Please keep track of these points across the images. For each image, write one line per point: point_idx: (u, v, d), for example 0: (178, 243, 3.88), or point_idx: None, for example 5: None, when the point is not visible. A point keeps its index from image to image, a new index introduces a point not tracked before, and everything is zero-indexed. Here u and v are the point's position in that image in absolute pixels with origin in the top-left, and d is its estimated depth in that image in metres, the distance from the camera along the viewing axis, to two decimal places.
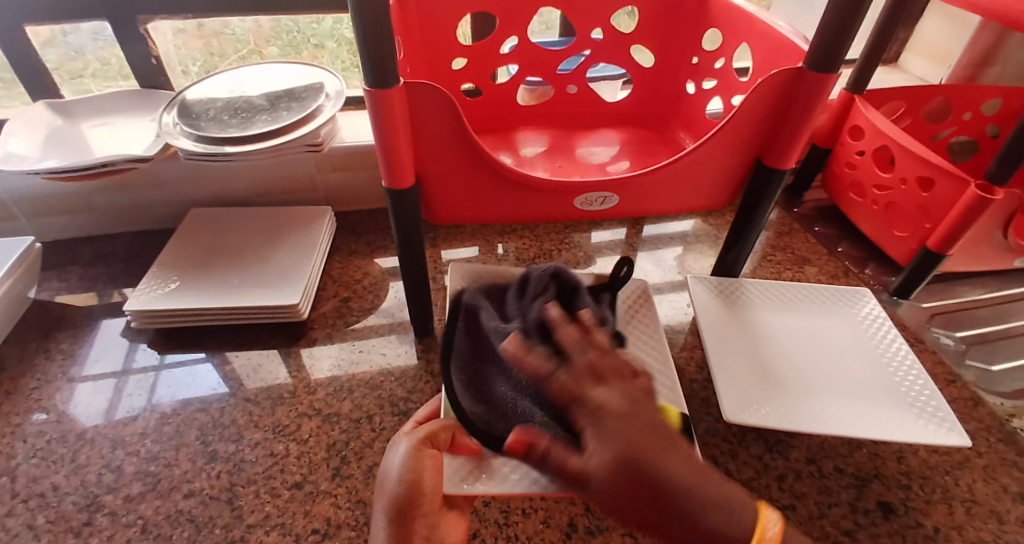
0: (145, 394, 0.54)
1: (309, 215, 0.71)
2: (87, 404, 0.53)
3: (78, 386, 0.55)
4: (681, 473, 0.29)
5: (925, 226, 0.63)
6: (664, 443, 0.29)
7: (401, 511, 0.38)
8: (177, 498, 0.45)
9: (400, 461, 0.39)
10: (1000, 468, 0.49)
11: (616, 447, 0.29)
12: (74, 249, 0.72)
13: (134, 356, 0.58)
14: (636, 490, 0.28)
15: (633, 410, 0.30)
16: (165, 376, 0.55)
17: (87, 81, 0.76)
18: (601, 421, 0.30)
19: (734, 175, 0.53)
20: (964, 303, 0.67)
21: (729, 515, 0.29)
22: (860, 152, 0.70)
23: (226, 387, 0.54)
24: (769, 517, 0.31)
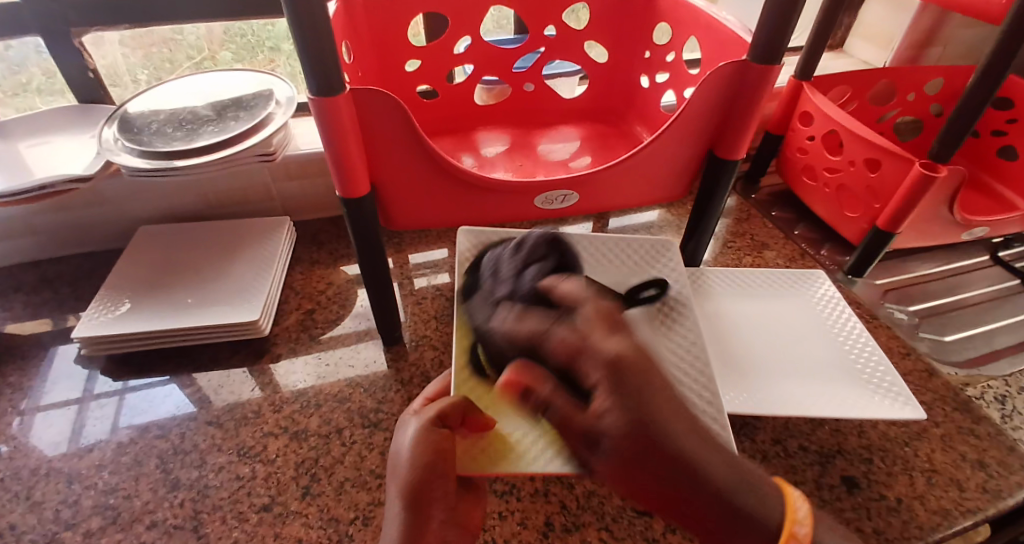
0: (107, 421, 0.52)
1: (268, 226, 0.69)
2: (40, 437, 0.51)
3: (34, 417, 0.53)
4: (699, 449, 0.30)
5: (874, 207, 0.65)
6: (688, 424, 0.31)
7: (415, 499, 0.37)
8: (139, 530, 0.43)
9: (413, 443, 0.38)
10: (957, 436, 0.51)
11: (643, 403, 0.30)
12: (20, 274, 0.69)
13: (90, 383, 0.55)
14: (667, 457, 0.29)
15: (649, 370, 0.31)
16: (126, 403, 0.53)
17: (32, 96, 0.72)
18: (623, 370, 0.30)
19: (688, 167, 0.53)
20: (916, 278, 0.70)
21: (754, 497, 0.31)
22: (811, 137, 0.72)
23: (187, 410, 0.52)
24: (797, 505, 0.32)
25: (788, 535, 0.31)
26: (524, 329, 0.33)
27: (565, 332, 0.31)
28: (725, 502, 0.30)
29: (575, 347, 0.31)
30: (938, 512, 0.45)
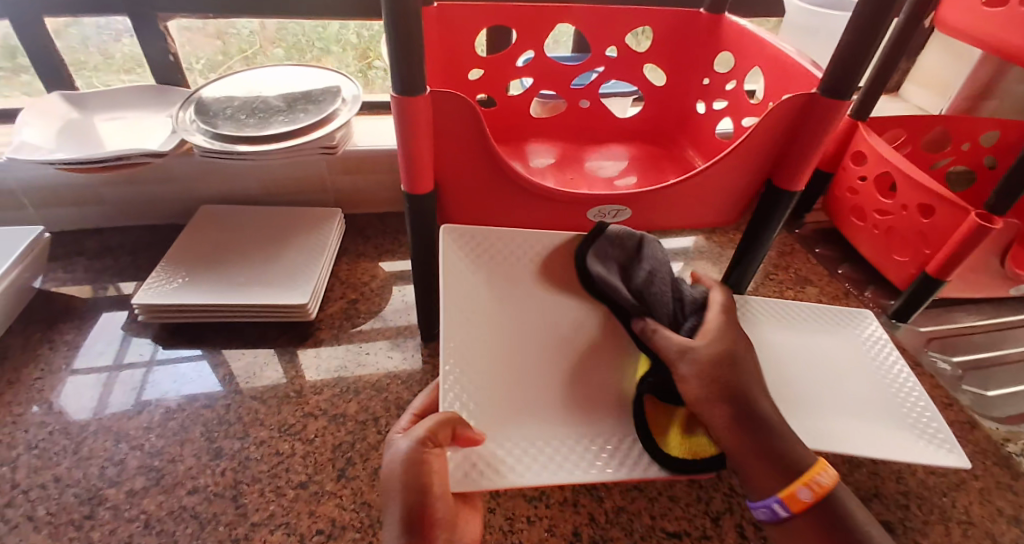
0: (132, 392, 0.53)
1: (319, 216, 0.71)
2: (73, 403, 0.52)
3: (75, 379, 0.54)
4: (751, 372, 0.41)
5: (924, 252, 0.65)
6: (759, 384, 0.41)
7: (416, 524, 0.33)
8: (181, 494, 0.44)
9: (407, 464, 0.35)
10: (996, 490, 0.50)
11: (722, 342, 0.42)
12: (81, 240, 0.72)
13: (125, 352, 0.57)
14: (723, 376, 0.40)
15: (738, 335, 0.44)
16: (153, 377, 0.54)
17: (90, 74, 0.76)
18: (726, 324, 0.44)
19: (744, 195, 0.54)
20: (960, 329, 0.69)
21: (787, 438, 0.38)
22: (862, 177, 0.72)
23: (219, 388, 0.53)
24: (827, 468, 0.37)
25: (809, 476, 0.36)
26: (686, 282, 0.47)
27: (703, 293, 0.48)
28: (756, 425, 0.38)
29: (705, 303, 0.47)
30: None
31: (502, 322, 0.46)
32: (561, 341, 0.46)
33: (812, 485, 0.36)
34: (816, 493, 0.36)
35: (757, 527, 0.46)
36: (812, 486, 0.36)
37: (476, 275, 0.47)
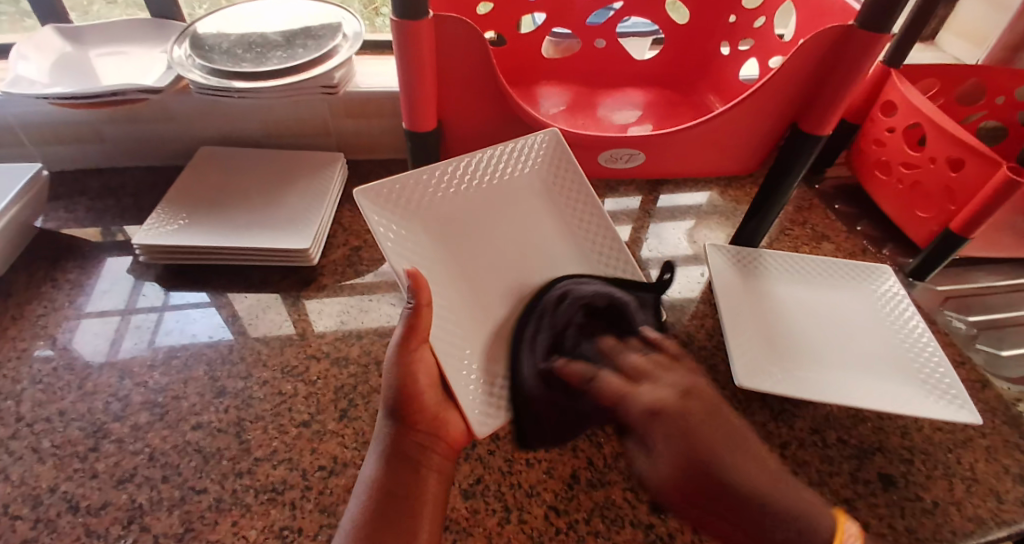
0: (144, 336, 0.52)
1: (322, 160, 0.69)
2: (86, 345, 0.51)
3: (86, 321, 0.54)
4: (733, 470, 0.34)
5: (949, 208, 0.62)
6: (726, 445, 0.35)
7: (397, 410, 0.40)
8: (185, 429, 0.45)
9: (395, 351, 0.41)
10: (1002, 449, 0.49)
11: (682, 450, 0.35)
12: (84, 180, 0.71)
13: (135, 298, 0.56)
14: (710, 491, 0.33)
15: (688, 410, 0.37)
16: (163, 321, 0.53)
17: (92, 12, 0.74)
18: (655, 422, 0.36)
19: (766, 140, 0.51)
20: (978, 289, 0.67)
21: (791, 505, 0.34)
22: (890, 129, 0.68)
23: (228, 336, 0.52)
24: (847, 531, 0.35)
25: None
26: (575, 371, 0.39)
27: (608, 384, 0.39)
28: (759, 529, 0.33)
29: (616, 397, 0.38)
30: (973, 520, 0.44)
31: (437, 266, 0.44)
32: (515, 250, 0.47)
33: None
34: None
35: None
36: None
37: (412, 230, 0.44)
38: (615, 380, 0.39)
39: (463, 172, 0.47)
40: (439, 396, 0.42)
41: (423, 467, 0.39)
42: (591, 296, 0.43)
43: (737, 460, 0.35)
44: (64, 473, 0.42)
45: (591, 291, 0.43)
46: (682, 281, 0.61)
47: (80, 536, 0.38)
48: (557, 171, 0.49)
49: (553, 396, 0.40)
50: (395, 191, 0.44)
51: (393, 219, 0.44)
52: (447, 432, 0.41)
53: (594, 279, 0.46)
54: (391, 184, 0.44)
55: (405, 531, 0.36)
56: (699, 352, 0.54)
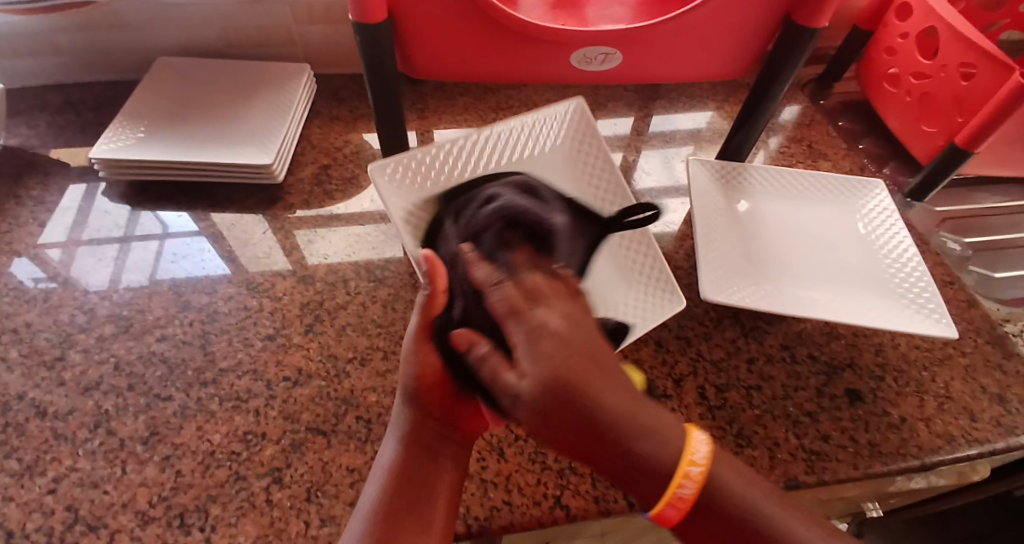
0: (146, 268, 0.50)
1: (287, 71, 0.65)
2: (85, 270, 0.50)
3: (83, 248, 0.52)
4: (613, 405, 0.27)
5: (956, 121, 0.58)
6: (606, 372, 0.28)
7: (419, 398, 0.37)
8: (150, 341, 0.45)
9: (413, 340, 0.37)
10: (982, 369, 0.48)
11: (549, 366, 0.28)
12: (43, 95, 0.67)
13: (134, 225, 0.53)
14: (564, 411, 0.27)
15: (580, 340, 0.29)
16: (164, 251, 0.51)
17: None
18: (538, 341, 0.29)
19: (753, 39, 0.47)
20: (978, 211, 0.64)
21: (655, 439, 0.27)
22: (903, 35, 0.62)
23: (224, 270, 0.50)
24: (698, 440, 0.28)
25: (684, 468, 0.27)
26: (482, 272, 0.32)
27: (507, 291, 0.30)
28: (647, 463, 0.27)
29: (508, 309, 0.30)
30: (942, 436, 0.43)
31: None
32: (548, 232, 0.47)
33: (691, 477, 0.27)
34: (699, 483, 0.27)
35: (719, 389, 0.44)
36: (692, 476, 0.27)
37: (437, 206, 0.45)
38: (512, 287, 0.31)
39: (488, 147, 0.48)
40: (459, 387, 0.38)
41: (441, 457, 0.36)
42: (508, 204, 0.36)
43: (615, 389, 0.28)
44: (32, 380, 0.42)
45: (521, 200, 0.37)
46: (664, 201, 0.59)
47: (48, 438, 0.39)
48: (580, 143, 0.51)
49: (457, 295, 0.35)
50: (413, 174, 0.45)
51: (421, 195, 0.45)
52: (464, 423, 0.38)
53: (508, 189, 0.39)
54: (410, 158, 0.45)
55: (421, 520, 0.33)
56: (675, 272, 0.52)
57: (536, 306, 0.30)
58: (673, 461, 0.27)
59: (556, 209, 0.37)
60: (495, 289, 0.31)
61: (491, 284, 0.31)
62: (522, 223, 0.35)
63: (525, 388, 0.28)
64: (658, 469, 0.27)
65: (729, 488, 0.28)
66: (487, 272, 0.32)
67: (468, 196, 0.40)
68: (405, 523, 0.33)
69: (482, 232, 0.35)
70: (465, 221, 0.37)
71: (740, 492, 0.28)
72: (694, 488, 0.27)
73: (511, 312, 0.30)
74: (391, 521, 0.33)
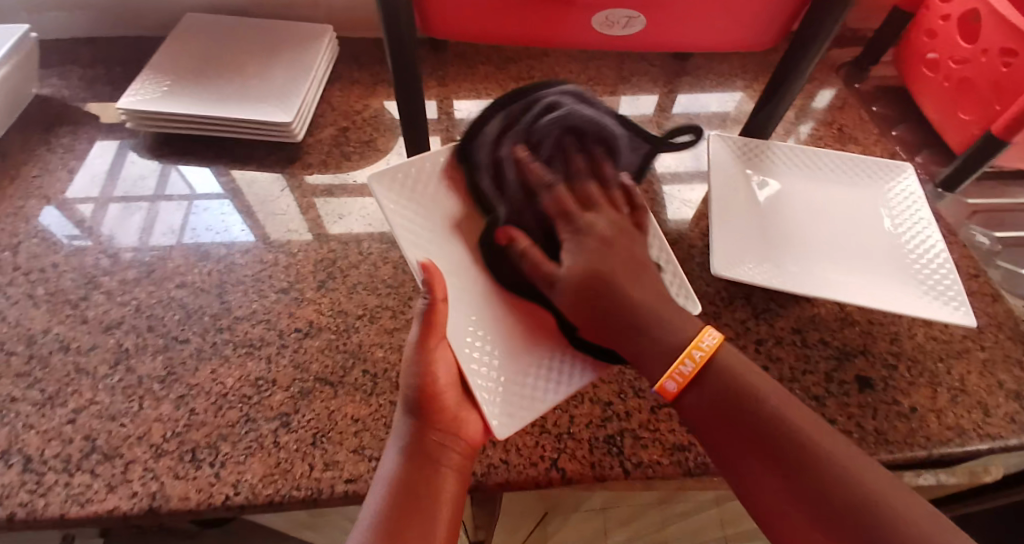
0: (172, 232, 0.50)
1: (311, 33, 0.65)
2: (114, 228, 0.50)
3: (113, 207, 0.52)
4: (639, 294, 0.37)
5: (994, 109, 0.56)
6: (631, 267, 0.39)
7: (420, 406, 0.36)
8: (169, 287, 0.46)
9: (415, 347, 0.37)
10: (1001, 364, 0.47)
11: (588, 259, 0.38)
12: (76, 48, 0.69)
13: (163, 184, 0.54)
14: (595, 296, 0.37)
15: (616, 241, 0.40)
16: (191, 217, 0.51)
17: None
18: (583, 239, 0.39)
19: (782, 9, 0.46)
20: (1013, 206, 0.61)
21: (667, 324, 0.36)
22: (947, 17, 0.60)
23: (250, 241, 0.50)
24: (708, 333, 0.35)
25: (687, 350, 0.35)
26: (537, 175, 0.41)
27: (558, 198, 0.41)
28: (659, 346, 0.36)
29: (557, 213, 0.41)
30: (952, 429, 0.42)
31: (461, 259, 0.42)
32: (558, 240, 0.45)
33: (693, 357, 0.35)
34: (698, 364, 0.35)
35: None
36: (693, 358, 0.35)
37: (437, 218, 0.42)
38: (563, 195, 0.41)
39: None
40: (461, 396, 0.38)
41: (443, 467, 0.35)
42: (576, 111, 0.42)
43: (639, 284, 0.38)
44: (57, 318, 0.44)
45: (583, 112, 0.42)
46: (683, 180, 0.58)
47: (70, 372, 0.41)
48: None
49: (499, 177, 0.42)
50: (414, 180, 0.43)
51: (415, 204, 0.42)
52: (467, 432, 0.37)
53: (569, 95, 0.43)
54: (408, 167, 0.43)
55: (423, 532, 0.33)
56: (688, 250, 0.52)
57: (586, 212, 0.41)
58: (683, 344, 0.35)
59: (609, 112, 0.44)
60: (548, 193, 0.41)
61: (546, 187, 0.41)
62: (584, 131, 0.42)
63: (562, 273, 0.38)
64: (671, 348, 0.35)
65: (728, 369, 0.35)
66: (542, 177, 0.41)
67: (528, 97, 0.43)
68: (407, 535, 0.33)
69: (540, 139, 0.41)
70: (525, 120, 0.42)
71: (741, 379, 0.34)
72: (692, 368, 0.35)
73: (562, 213, 0.40)
74: (394, 531, 0.32)
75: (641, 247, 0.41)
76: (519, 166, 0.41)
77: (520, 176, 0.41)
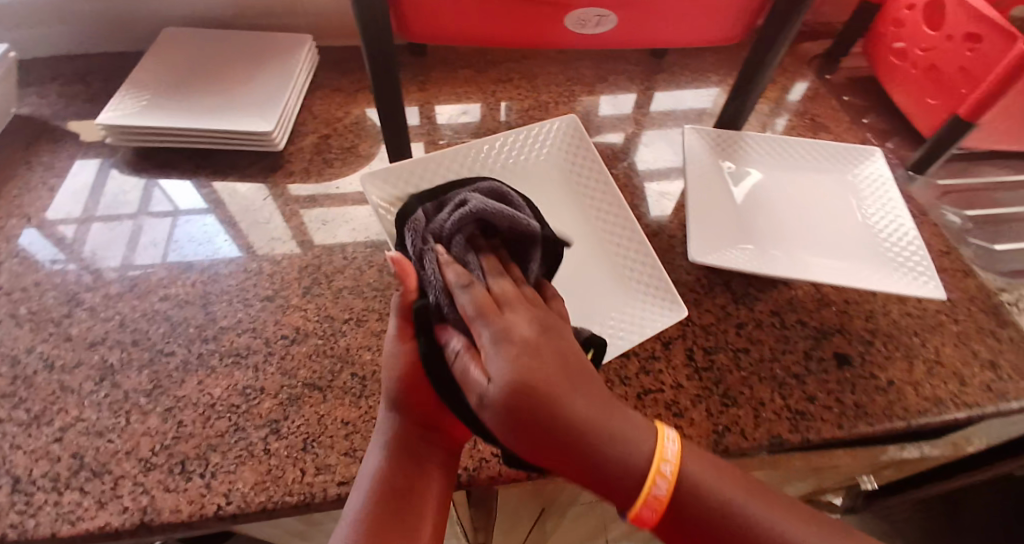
0: (156, 250, 0.50)
1: (289, 43, 0.65)
2: (96, 248, 0.50)
3: (95, 227, 0.52)
4: (580, 409, 0.29)
5: (960, 92, 0.57)
6: (572, 378, 0.30)
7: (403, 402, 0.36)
8: (154, 300, 0.46)
9: (398, 340, 0.37)
10: (975, 335, 0.48)
11: (516, 369, 0.29)
12: (52, 66, 0.68)
13: (148, 201, 0.54)
14: (527, 418, 0.28)
15: (548, 346, 0.31)
16: (174, 235, 0.51)
17: None
18: (503, 347, 0.30)
19: (748, 3, 0.47)
20: (981, 185, 0.63)
21: (617, 442, 0.29)
22: (910, 5, 0.61)
23: (238, 257, 0.49)
24: (667, 436, 0.30)
25: (655, 468, 0.29)
26: (452, 274, 0.34)
27: (475, 295, 0.33)
28: (609, 467, 0.28)
29: (475, 312, 0.32)
30: (930, 400, 0.44)
31: None
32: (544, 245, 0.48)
33: (665, 475, 0.29)
34: (671, 483, 0.29)
35: (707, 351, 0.45)
36: (664, 475, 0.29)
37: None
38: (480, 292, 0.33)
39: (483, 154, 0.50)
40: None
41: (426, 462, 0.36)
42: (488, 210, 0.37)
43: (586, 392, 0.30)
44: (41, 336, 0.44)
45: (494, 206, 0.37)
46: (661, 173, 0.59)
47: (56, 390, 0.41)
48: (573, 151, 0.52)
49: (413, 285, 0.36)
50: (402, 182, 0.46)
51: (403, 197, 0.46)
52: (451, 425, 0.37)
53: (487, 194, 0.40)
54: (396, 168, 0.46)
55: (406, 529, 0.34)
56: (668, 241, 0.53)
57: (503, 312, 0.32)
58: (642, 462, 0.29)
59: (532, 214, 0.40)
60: (463, 292, 0.33)
61: (460, 288, 0.34)
62: (498, 228, 0.38)
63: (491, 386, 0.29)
64: (626, 465, 0.29)
65: (695, 484, 0.30)
66: (456, 274, 0.34)
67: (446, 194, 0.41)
68: (392, 532, 0.34)
69: (452, 237, 0.37)
70: (437, 224, 0.38)
71: (714, 493, 0.30)
72: (666, 487, 0.29)
73: (478, 315, 0.32)
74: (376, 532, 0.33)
75: (574, 344, 0.32)
76: (437, 266, 0.36)
77: (436, 274, 0.35)
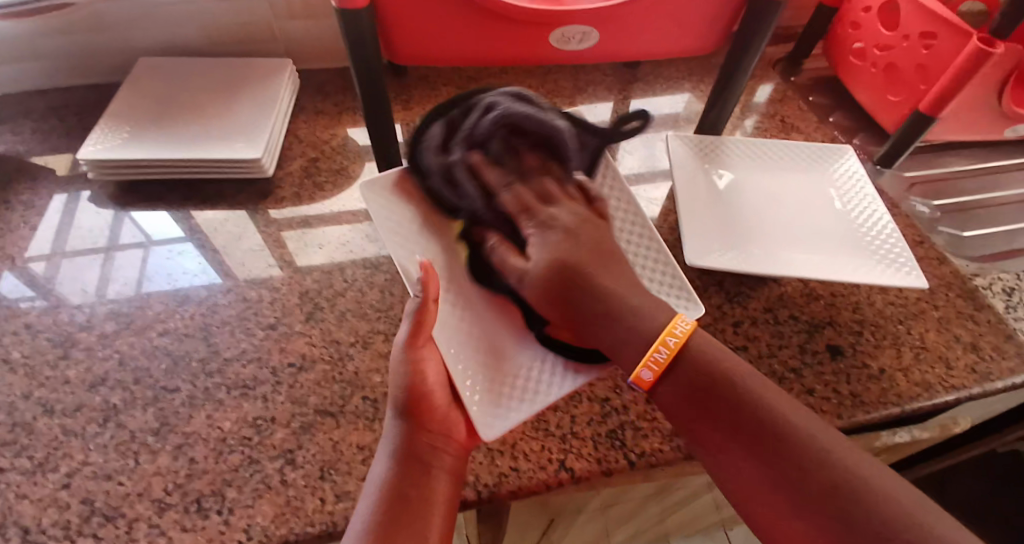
0: (132, 283, 0.49)
1: (269, 68, 0.65)
2: (70, 283, 0.49)
3: (67, 262, 0.51)
4: (609, 285, 0.38)
5: (920, 88, 0.61)
6: (603, 260, 0.40)
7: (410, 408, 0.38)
8: (152, 336, 0.45)
9: (405, 348, 0.39)
10: (955, 320, 0.51)
11: (556, 252, 0.39)
12: (24, 101, 0.66)
13: (117, 234, 0.53)
14: (562, 292, 0.39)
15: (580, 240, 0.40)
16: (149, 263, 0.50)
17: None
18: (547, 234, 0.40)
19: (721, 14, 0.49)
20: (946, 175, 0.67)
21: (642, 309, 0.38)
22: (868, 9, 0.65)
23: (218, 282, 0.49)
24: (682, 319, 0.37)
25: (663, 338, 0.36)
26: (492, 177, 0.42)
27: (517, 196, 0.42)
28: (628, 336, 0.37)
29: (519, 209, 0.41)
30: (919, 384, 0.46)
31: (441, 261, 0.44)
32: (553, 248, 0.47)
33: (665, 345, 0.36)
34: (671, 351, 0.36)
35: None
36: (667, 345, 0.36)
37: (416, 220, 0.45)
38: (524, 195, 0.42)
39: None
40: (449, 397, 0.40)
41: (435, 466, 0.37)
42: (519, 114, 0.43)
43: (615, 274, 0.39)
44: (36, 380, 0.42)
45: (524, 110, 0.43)
46: (648, 180, 0.60)
47: (58, 435, 0.40)
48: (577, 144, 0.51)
49: (455, 183, 0.42)
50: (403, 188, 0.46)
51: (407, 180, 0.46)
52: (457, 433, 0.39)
53: (512, 96, 0.45)
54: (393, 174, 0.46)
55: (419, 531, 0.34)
56: None
57: (545, 206, 0.42)
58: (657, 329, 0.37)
59: (557, 113, 0.45)
60: (507, 192, 0.42)
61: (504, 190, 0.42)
62: (528, 131, 0.44)
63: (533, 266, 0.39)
64: (643, 337, 0.37)
65: (701, 358, 0.36)
66: (498, 178, 0.42)
67: (467, 103, 0.45)
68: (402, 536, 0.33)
69: (487, 140, 0.42)
70: (471, 126, 0.43)
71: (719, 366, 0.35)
72: (667, 355, 0.36)
73: (523, 210, 0.41)
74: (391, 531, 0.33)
75: (607, 235, 0.42)
76: (472, 176, 0.42)
77: (475, 179, 0.42)
